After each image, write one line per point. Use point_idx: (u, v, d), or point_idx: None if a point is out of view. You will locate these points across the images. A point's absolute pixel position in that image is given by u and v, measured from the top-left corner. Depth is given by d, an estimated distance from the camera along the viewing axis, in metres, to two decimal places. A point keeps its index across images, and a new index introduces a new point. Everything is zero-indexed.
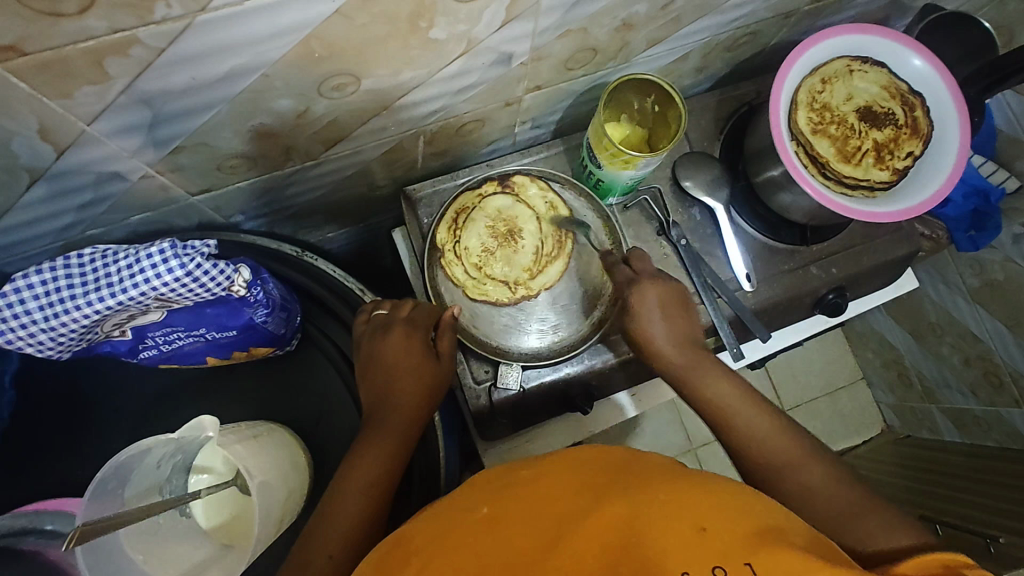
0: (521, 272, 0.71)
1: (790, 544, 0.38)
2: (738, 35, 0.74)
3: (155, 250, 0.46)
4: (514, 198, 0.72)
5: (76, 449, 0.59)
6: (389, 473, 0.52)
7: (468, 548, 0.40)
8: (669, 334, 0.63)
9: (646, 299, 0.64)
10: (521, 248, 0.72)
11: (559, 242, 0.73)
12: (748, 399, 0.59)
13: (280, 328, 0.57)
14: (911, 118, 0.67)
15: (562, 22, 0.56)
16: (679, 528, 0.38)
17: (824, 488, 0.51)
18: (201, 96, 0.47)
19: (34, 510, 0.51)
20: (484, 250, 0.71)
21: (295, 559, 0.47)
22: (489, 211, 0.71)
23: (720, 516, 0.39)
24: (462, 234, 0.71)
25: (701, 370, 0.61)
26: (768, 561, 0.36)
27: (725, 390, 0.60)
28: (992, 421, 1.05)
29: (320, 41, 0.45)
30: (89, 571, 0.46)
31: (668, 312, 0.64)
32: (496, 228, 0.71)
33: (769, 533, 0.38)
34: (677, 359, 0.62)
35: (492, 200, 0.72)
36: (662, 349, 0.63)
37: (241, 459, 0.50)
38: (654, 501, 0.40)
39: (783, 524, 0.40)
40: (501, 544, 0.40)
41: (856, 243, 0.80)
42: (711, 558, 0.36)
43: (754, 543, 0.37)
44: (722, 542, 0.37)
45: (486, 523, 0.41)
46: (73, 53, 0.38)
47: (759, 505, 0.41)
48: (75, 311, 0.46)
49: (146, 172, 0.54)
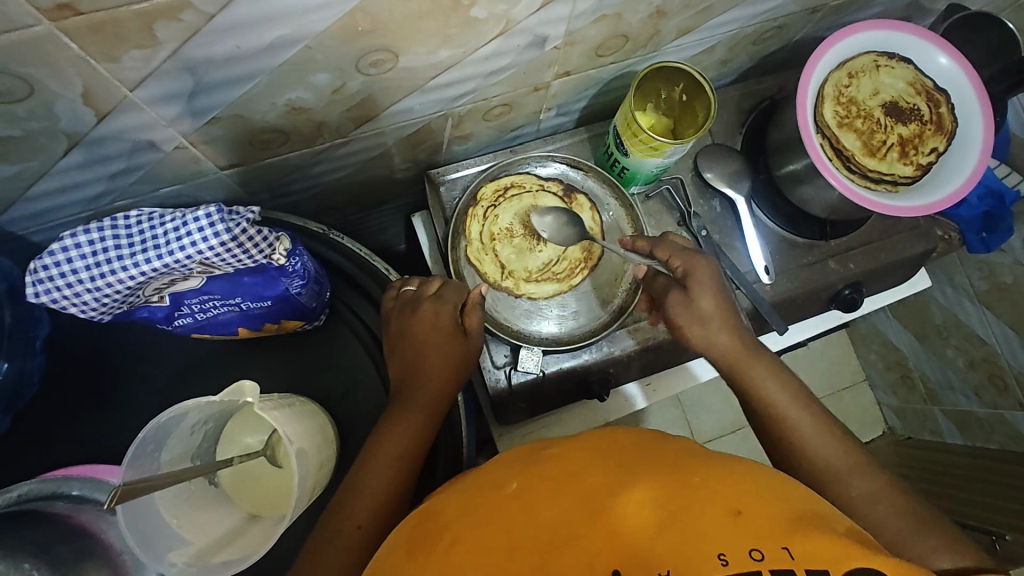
0: (521, 269, 0.72)
1: (826, 530, 0.38)
2: (765, 28, 0.75)
3: (202, 214, 0.46)
4: (566, 210, 0.73)
5: (99, 417, 0.60)
6: (416, 448, 0.52)
7: (502, 526, 0.40)
8: (725, 319, 0.60)
9: (700, 277, 0.61)
10: (538, 251, 0.72)
11: (570, 270, 0.73)
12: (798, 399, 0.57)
13: (312, 301, 0.58)
14: (936, 114, 0.68)
15: (598, 6, 0.56)
16: (714, 510, 0.39)
17: (875, 500, 0.51)
18: (243, 66, 0.47)
19: (61, 476, 0.50)
20: (509, 229, 0.72)
21: (325, 527, 0.47)
22: (536, 204, 0.73)
23: (754, 500, 0.40)
24: (503, 204, 0.73)
25: (757, 363, 0.59)
26: (804, 546, 0.37)
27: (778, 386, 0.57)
28: (995, 423, 1.06)
29: (364, 14, 0.45)
30: (128, 530, 0.45)
31: (720, 295, 0.61)
32: (530, 219, 0.73)
33: (806, 519, 0.39)
34: (729, 348, 0.60)
35: (541, 202, 0.73)
36: (716, 336, 0.60)
37: (280, 425, 0.49)
38: (687, 484, 0.41)
39: (816, 509, 0.41)
40: (531, 522, 0.40)
41: (873, 240, 0.80)
42: (745, 541, 0.37)
43: (792, 529, 0.38)
44: (757, 525, 0.38)
45: (517, 503, 0.42)
46: (126, 15, 0.38)
47: (793, 490, 0.42)
48: (121, 272, 0.46)
49: (182, 142, 0.54)
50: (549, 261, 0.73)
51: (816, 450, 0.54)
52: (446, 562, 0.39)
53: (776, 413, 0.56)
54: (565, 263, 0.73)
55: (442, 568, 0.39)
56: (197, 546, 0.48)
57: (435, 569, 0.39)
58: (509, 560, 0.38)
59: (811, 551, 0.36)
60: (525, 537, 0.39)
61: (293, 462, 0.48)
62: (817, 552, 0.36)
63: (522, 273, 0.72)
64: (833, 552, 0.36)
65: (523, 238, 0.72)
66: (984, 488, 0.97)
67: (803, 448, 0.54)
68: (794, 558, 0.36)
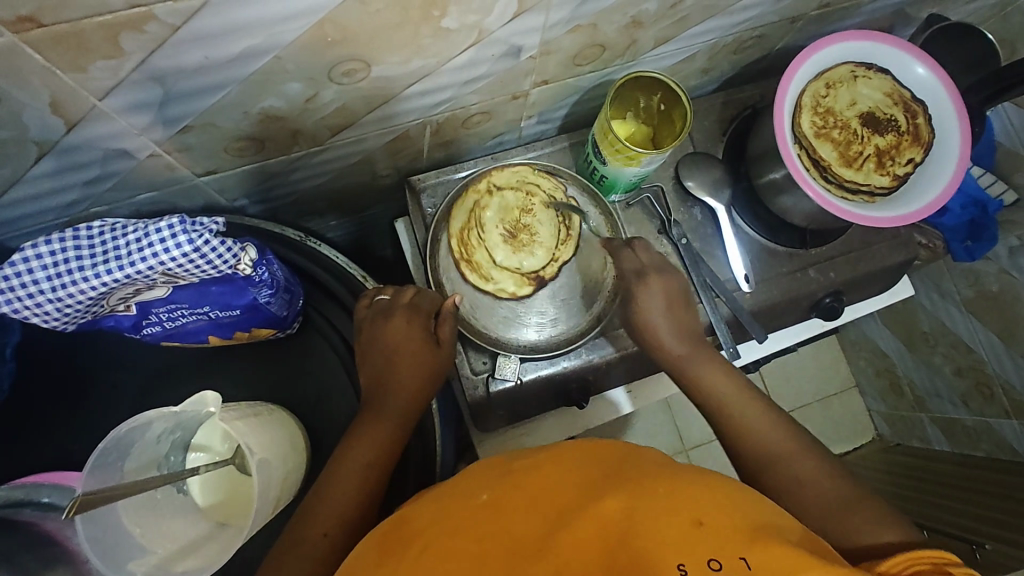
0: (488, 207, 0.72)
1: (784, 541, 0.38)
2: (745, 37, 0.75)
3: (164, 224, 0.46)
4: (521, 273, 0.72)
5: (73, 423, 0.60)
6: (386, 456, 0.53)
7: (469, 534, 0.40)
8: (670, 325, 0.66)
9: (652, 288, 0.67)
10: (500, 239, 0.71)
11: (462, 244, 0.71)
12: (744, 392, 0.60)
13: (282, 310, 0.58)
14: (913, 125, 0.68)
15: (572, 17, 0.56)
16: (679, 519, 0.38)
17: (817, 480, 0.52)
18: (213, 76, 0.47)
19: (31, 483, 0.50)
20: (528, 213, 0.72)
21: (291, 535, 0.47)
22: (542, 249, 0.72)
23: (716, 511, 0.40)
24: (550, 226, 0.73)
25: (707, 361, 0.64)
26: (762, 556, 0.37)
27: (723, 381, 0.62)
28: (981, 431, 1.07)
29: (334, 24, 0.45)
30: (88, 541, 0.46)
31: (671, 306, 0.68)
32: (526, 235, 0.72)
33: (767, 530, 0.39)
34: (675, 350, 0.65)
35: (539, 227, 0.72)
36: (664, 341, 0.66)
37: (243, 435, 0.50)
38: (653, 494, 0.41)
39: (777, 522, 0.41)
40: (501, 533, 0.40)
41: (854, 248, 0.80)
42: (706, 551, 0.37)
43: (752, 540, 0.38)
44: (717, 536, 0.38)
45: (488, 511, 0.41)
46: (90, 27, 0.38)
47: (756, 503, 0.42)
48: (83, 282, 0.47)
49: (155, 150, 0.54)
50: (494, 267, 0.71)
51: (759, 437, 0.57)
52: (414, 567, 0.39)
53: (722, 406, 0.60)
54: (511, 278, 0.72)
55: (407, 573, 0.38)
56: (161, 555, 0.49)
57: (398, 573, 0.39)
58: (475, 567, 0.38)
59: (768, 562, 0.36)
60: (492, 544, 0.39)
61: (253, 471, 0.49)
62: (775, 564, 0.36)
63: (477, 251, 0.71)
64: (789, 563, 0.36)
65: (503, 226, 0.72)
66: (969, 496, 0.97)
67: (750, 437, 0.57)
68: (751, 568, 0.36)
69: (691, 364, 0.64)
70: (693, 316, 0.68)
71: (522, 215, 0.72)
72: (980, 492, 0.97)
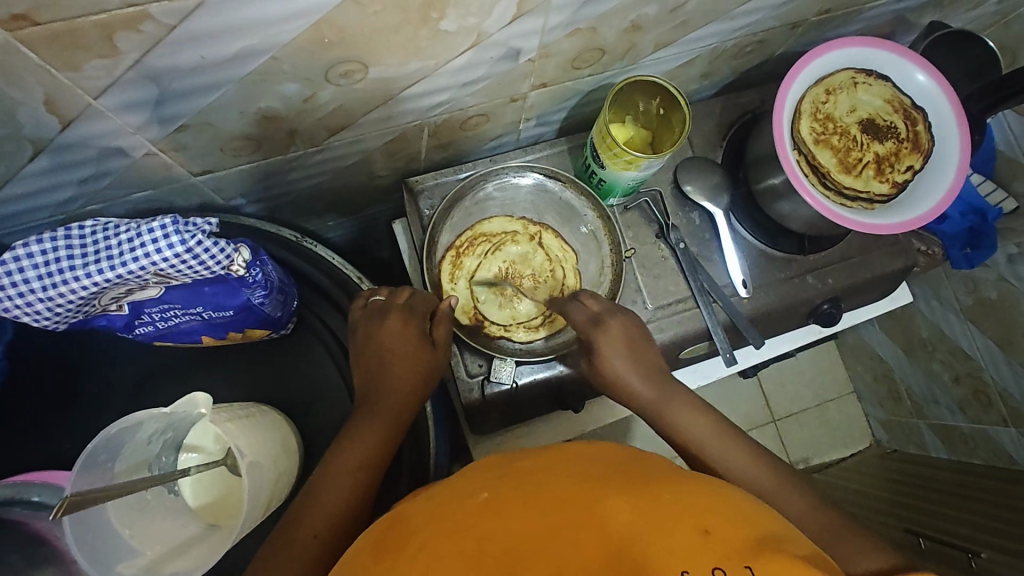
0: (513, 246, 0.73)
1: (787, 552, 0.38)
2: (745, 42, 0.75)
3: (156, 224, 0.46)
4: (473, 300, 0.71)
5: (66, 422, 0.60)
6: (378, 458, 0.52)
7: (469, 533, 0.39)
8: (639, 370, 0.62)
9: (611, 332, 0.63)
10: (495, 274, 0.73)
11: (470, 241, 0.73)
12: (716, 430, 0.58)
13: (276, 311, 0.58)
14: (913, 132, 0.68)
15: (571, 20, 0.56)
16: (682, 527, 0.37)
17: (804, 519, 0.52)
18: (209, 75, 0.47)
19: (22, 482, 0.51)
20: (529, 279, 0.73)
21: (284, 532, 0.47)
22: (505, 307, 0.72)
23: (720, 519, 0.39)
24: (532, 304, 0.72)
25: (672, 402, 0.60)
26: (766, 566, 0.36)
27: (693, 422, 0.58)
28: (978, 439, 1.07)
29: (331, 25, 0.45)
30: (75, 543, 0.46)
31: (635, 348, 0.64)
32: (507, 290, 0.72)
33: (770, 541, 0.39)
34: (643, 394, 0.61)
35: (524, 297, 0.72)
36: (632, 385, 0.61)
37: (234, 437, 0.50)
38: (658, 500, 0.40)
39: (780, 533, 0.40)
40: (500, 530, 0.38)
41: (853, 255, 0.80)
42: (712, 559, 0.36)
43: (756, 551, 0.37)
44: (722, 545, 0.37)
45: (487, 510, 0.40)
46: (85, 26, 0.38)
47: (758, 514, 0.41)
48: (74, 282, 0.46)
49: (150, 149, 0.54)
50: (472, 271, 0.72)
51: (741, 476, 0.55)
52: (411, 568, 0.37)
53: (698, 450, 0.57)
54: (466, 298, 0.71)
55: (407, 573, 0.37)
56: (149, 556, 0.49)
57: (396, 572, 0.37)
58: (474, 567, 0.36)
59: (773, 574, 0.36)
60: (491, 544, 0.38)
61: (244, 474, 0.49)
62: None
63: (472, 251, 0.73)
64: None
65: (502, 268, 0.73)
66: (966, 505, 0.97)
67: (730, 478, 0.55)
68: None
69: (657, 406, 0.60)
70: (655, 352, 0.65)
71: (522, 266, 0.73)
72: (976, 500, 0.96)
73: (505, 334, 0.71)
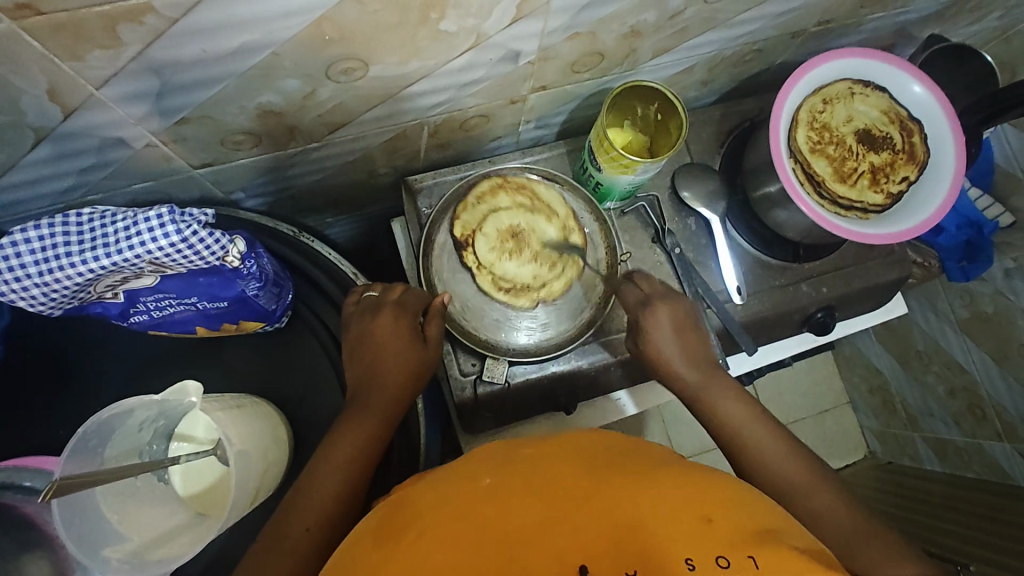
0: (543, 224, 0.74)
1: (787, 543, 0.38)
2: (745, 51, 0.75)
3: (152, 215, 0.47)
4: (478, 234, 0.72)
5: (59, 409, 0.60)
6: (368, 453, 0.53)
7: (472, 519, 0.39)
8: (681, 352, 0.63)
9: (661, 317, 0.65)
10: (513, 223, 0.73)
11: (518, 187, 0.74)
12: (755, 417, 0.58)
13: (271, 303, 0.58)
14: (908, 144, 0.68)
15: (571, 24, 0.57)
16: (686, 516, 0.38)
17: (835, 514, 0.51)
18: (210, 69, 0.47)
19: (13, 466, 0.52)
20: (528, 256, 0.72)
21: (273, 529, 0.47)
22: (491, 262, 0.71)
23: (722, 509, 0.39)
24: (514, 278, 0.72)
25: (716, 385, 0.61)
26: (769, 557, 0.36)
27: (735, 408, 0.59)
28: (972, 452, 1.06)
29: (331, 23, 0.46)
30: (64, 526, 0.47)
31: (681, 332, 0.65)
32: (507, 248, 0.72)
33: (771, 532, 0.39)
34: (687, 376, 0.62)
35: (520, 264, 0.72)
36: (676, 364, 0.63)
37: (222, 426, 0.50)
38: (662, 489, 0.40)
39: (780, 524, 0.40)
40: (502, 518, 0.38)
41: (847, 264, 0.81)
42: (715, 548, 0.36)
43: (756, 540, 0.37)
44: (726, 534, 0.37)
45: (490, 497, 0.40)
46: (89, 16, 0.38)
47: (758, 504, 0.42)
48: (69, 268, 0.47)
49: (151, 140, 0.55)
50: (496, 209, 0.73)
51: (775, 466, 0.54)
52: (415, 553, 0.37)
53: (736, 435, 0.57)
54: (478, 223, 0.72)
55: (407, 559, 0.37)
56: (136, 542, 0.49)
57: (397, 559, 0.37)
58: (476, 552, 0.36)
59: (774, 565, 0.36)
60: (491, 531, 0.38)
61: (231, 463, 0.49)
62: (781, 567, 0.36)
63: (510, 193, 0.74)
64: (795, 568, 0.36)
65: (522, 225, 0.73)
66: (959, 519, 0.96)
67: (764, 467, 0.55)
68: (759, 567, 0.35)
69: (702, 386, 0.61)
70: (706, 340, 0.66)
71: (534, 232, 0.73)
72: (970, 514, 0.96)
73: (474, 270, 0.71)
